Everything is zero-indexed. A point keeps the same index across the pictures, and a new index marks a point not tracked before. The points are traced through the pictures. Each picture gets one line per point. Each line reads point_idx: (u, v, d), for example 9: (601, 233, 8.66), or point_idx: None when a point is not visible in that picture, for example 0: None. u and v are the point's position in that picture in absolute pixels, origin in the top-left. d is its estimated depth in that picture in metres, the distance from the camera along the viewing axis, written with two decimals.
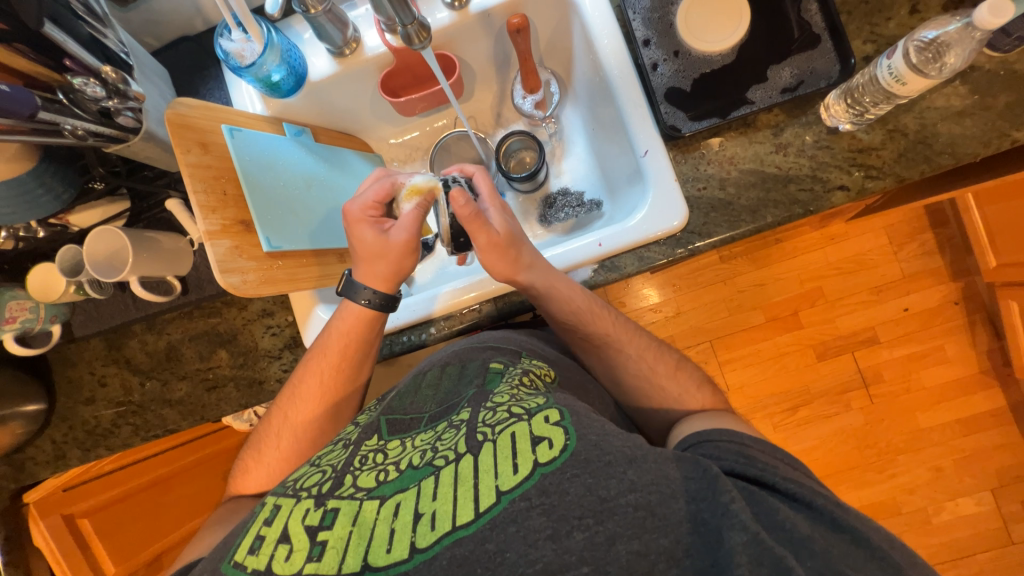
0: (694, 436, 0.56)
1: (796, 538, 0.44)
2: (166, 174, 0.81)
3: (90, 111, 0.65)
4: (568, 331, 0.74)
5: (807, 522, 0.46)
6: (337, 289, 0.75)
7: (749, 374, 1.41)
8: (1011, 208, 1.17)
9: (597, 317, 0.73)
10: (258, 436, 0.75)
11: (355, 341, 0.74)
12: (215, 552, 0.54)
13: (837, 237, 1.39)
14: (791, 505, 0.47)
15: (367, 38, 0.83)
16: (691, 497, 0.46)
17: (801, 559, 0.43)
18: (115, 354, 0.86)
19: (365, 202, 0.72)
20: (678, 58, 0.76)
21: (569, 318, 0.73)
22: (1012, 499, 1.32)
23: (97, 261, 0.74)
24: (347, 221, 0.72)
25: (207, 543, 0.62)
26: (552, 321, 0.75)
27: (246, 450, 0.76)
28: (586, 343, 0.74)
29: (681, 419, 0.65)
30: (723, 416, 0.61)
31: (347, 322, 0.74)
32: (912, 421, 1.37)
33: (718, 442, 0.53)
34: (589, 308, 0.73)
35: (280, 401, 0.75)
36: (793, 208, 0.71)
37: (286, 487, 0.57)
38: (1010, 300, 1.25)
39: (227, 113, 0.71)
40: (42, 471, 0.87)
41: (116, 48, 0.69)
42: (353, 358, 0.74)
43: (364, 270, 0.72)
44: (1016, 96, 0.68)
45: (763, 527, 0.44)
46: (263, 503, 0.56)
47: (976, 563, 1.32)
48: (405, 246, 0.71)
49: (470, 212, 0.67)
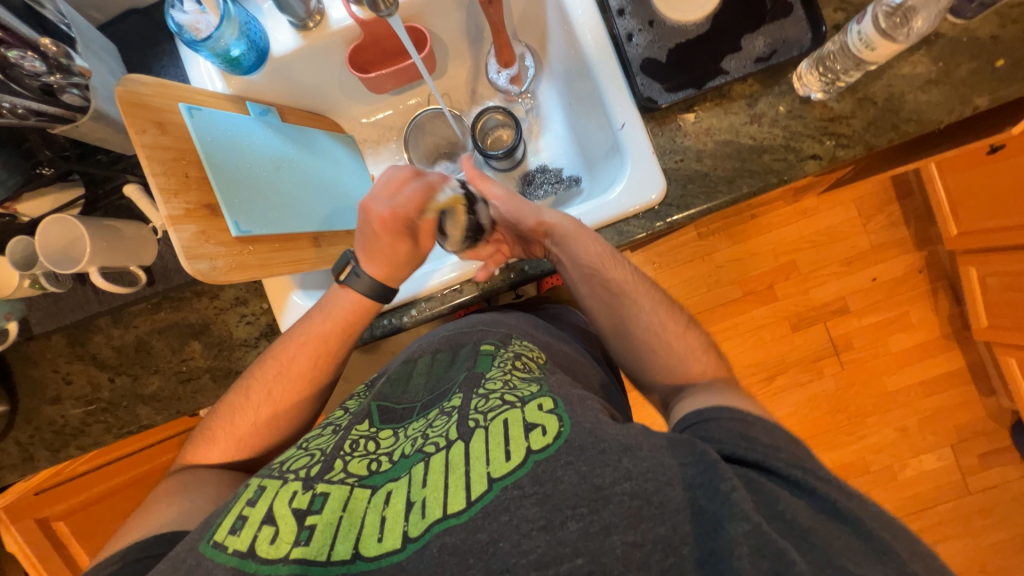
0: (694, 416, 0.57)
1: (796, 529, 0.45)
2: (122, 158, 0.76)
3: (30, 87, 0.60)
4: (586, 283, 0.74)
5: (797, 504, 0.47)
6: (338, 277, 0.74)
7: (728, 346, 1.45)
8: (969, 177, 1.21)
9: (618, 264, 0.73)
10: (221, 412, 0.71)
11: (346, 321, 0.73)
12: (194, 530, 0.52)
13: (809, 211, 1.42)
14: (791, 491, 0.48)
15: (331, 10, 0.79)
16: (688, 482, 0.47)
17: (802, 551, 0.44)
18: (79, 350, 0.82)
19: (400, 212, 0.70)
20: (653, 28, 0.75)
21: (593, 264, 0.71)
22: (969, 453, 1.40)
23: (51, 253, 0.70)
24: (368, 219, 0.71)
25: (167, 517, 0.59)
26: (571, 270, 0.74)
27: (207, 421, 0.72)
28: (607, 292, 0.73)
29: (680, 395, 0.65)
30: (720, 391, 0.61)
31: (341, 298, 0.73)
32: (879, 384, 1.43)
33: (720, 422, 0.54)
34: (611, 257, 0.73)
35: (254, 370, 0.72)
36: (768, 177, 0.72)
37: (272, 469, 0.56)
38: (970, 266, 1.31)
39: (182, 91, 0.67)
40: (8, 475, 0.82)
41: (56, 19, 0.64)
42: (347, 343, 0.73)
43: (382, 268, 0.73)
44: (978, 62, 0.69)
45: (765, 518, 0.45)
46: (247, 485, 0.55)
47: (937, 514, 1.39)
48: (429, 252, 0.77)
49: (508, 196, 0.77)
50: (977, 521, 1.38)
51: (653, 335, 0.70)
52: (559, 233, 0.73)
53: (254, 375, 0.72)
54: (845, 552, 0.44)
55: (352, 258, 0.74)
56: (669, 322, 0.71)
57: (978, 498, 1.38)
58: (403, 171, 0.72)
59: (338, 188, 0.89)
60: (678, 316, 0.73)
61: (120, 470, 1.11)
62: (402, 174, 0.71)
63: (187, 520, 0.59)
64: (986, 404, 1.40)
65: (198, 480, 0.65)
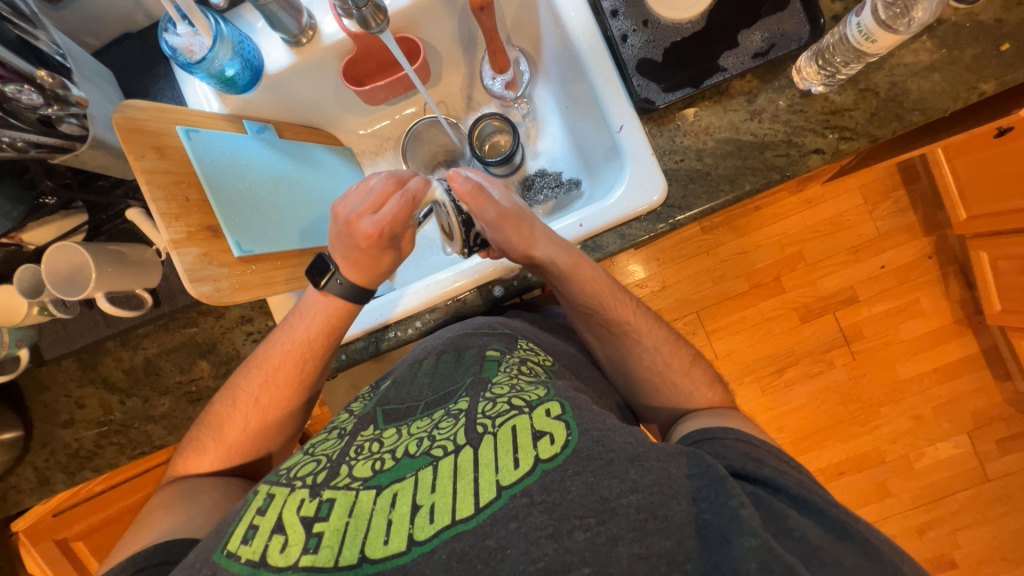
0: (699, 433, 0.57)
1: (805, 546, 0.45)
2: (123, 183, 0.78)
3: (29, 120, 0.61)
4: (585, 317, 0.73)
5: (803, 518, 0.47)
6: (316, 284, 0.70)
7: (736, 340, 1.43)
8: (978, 161, 1.19)
9: (618, 300, 0.72)
10: (218, 428, 0.70)
11: (331, 323, 0.71)
12: (207, 539, 0.52)
13: (814, 200, 1.40)
14: (799, 510, 0.48)
15: (324, 24, 0.79)
16: (694, 497, 0.47)
17: (810, 567, 0.44)
18: (90, 374, 0.82)
19: (387, 228, 0.65)
20: (648, 27, 0.74)
21: (591, 301, 0.71)
22: (986, 440, 1.38)
23: (57, 279, 0.70)
24: (353, 235, 0.66)
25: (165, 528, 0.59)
26: (570, 305, 0.73)
27: (197, 429, 0.71)
28: (606, 331, 0.72)
29: (686, 416, 0.65)
30: (727, 414, 0.61)
31: (322, 305, 0.70)
32: (892, 372, 1.41)
33: (725, 441, 0.54)
34: (611, 290, 0.72)
35: (244, 378, 0.70)
36: (770, 174, 0.71)
37: (279, 476, 0.56)
38: (981, 250, 1.28)
39: (180, 114, 0.67)
40: (27, 499, 0.83)
41: (51, 51, 0.65)
42: (331, 345, 0.72)
43: (361, 275, 0.70)
44: (982, 48, 0.68)
45: (773, 536, 0.45)
46: (255, 491, 0.55)
47: (956, 502, 1.38)
48: (410, 251, 0.73)
49: (469, 188, 0.66)
50: (997, 508, 1.36)
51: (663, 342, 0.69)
52: (556, 270, 0.69)
53: (241, 384, 0.70)
54: (849, 567, 0.44)
55: (328, 263, 0.70)
56: (674, 357, 0.70)
57: (997, 485, 1.36)
58: (386, 181, 0.66)
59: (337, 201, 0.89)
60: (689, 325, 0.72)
61: (133, 489, 1.11)
62: (385, 185, 0.65)
63: (186, 528, 0.59)
64: (1002, 389, 1.38)
65: (207, 492, 0.65)
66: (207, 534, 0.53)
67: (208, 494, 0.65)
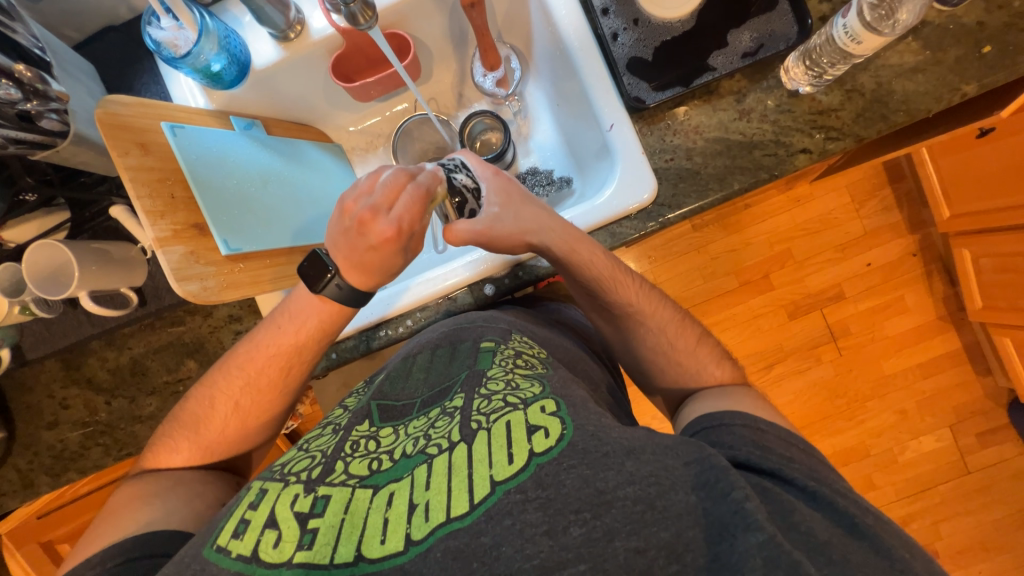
0: (707, 419, 0.58)
1: (814, 543, 0.45)
2: (106, 179, 0.76)
3: (9, 116, 0.60)
4: (590, 297, 0.73)
5: (813, 513, 0.47)
6: (314, 288, 0.65)
7: (726, 336, 1.45)
8: (960, 160, 1.21)
9: (623, 278, 0.71)
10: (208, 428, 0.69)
11: (311, 325, 0.68)
12: (199, 534, 0.51)
13: (802, 199, 1.42)
14: (807, 502, 0.49)
15: (312, 19, 0.78)
16: (697, 485, 0.47)
17: (818, 565, 0.44)
18: (73, 375, 0.81)
19: (406, 226, 0.61)
20: (638, 26, 0.74)
21: (592, 284, 0.70)
22: (968, 433, 1.41)
23: (40, 277, 0.69)
24: (369, 236, 0.60)
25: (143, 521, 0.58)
26: (575, 286, 0.73)
27: (172, 426, 0.69)
28: (609, 312, 0.72)
29: (693, 398, 0.66)
30: (733, 395, 0.62)
31: (307, 305, 0.68)
32: (877, 369, 1.43)
33: (733, 428, 0.55)
34: (613, 271, 0.70)
35: (221, 383, 0.69)
36: (758, 173, 0.71)
37: (273, 471, 0.55)
38: (963, 248, 1.31)
39: (164, 109, 0.66)
40: (9, 503, 0.82)
41: (29, 44, 0.63)
42: (314, 348, 0.70)
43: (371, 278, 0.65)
44: (964, 49, 0.69)
45: (780, 529, 0.45)
46: (249, 487, 0.54)
47: (939, 494, 1.40)
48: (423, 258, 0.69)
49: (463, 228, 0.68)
50: (978, 500, 1.39)
51: (659, 343, 0.70)
52: (554, 257, 0.70)
53: (223, 382, 0.69)
54: (857, 565, 0.44)
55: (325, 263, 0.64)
56: (663, 352, 0.70)
57: (979, 477, 1.39)
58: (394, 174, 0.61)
59: (326, 199, 0.88)
60: (690, 326, 0.71)
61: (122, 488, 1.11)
62: (394, 179, 0.61)
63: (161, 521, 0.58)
64: (984, 384, 1.41)
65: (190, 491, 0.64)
66: (197, 531, 0.52)
67: (198, 495, 0.64)
